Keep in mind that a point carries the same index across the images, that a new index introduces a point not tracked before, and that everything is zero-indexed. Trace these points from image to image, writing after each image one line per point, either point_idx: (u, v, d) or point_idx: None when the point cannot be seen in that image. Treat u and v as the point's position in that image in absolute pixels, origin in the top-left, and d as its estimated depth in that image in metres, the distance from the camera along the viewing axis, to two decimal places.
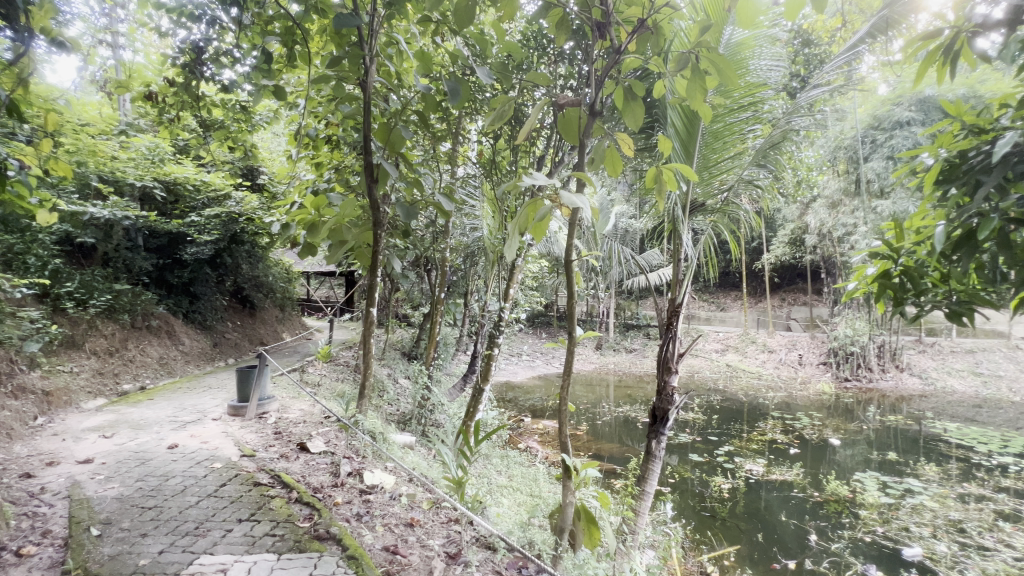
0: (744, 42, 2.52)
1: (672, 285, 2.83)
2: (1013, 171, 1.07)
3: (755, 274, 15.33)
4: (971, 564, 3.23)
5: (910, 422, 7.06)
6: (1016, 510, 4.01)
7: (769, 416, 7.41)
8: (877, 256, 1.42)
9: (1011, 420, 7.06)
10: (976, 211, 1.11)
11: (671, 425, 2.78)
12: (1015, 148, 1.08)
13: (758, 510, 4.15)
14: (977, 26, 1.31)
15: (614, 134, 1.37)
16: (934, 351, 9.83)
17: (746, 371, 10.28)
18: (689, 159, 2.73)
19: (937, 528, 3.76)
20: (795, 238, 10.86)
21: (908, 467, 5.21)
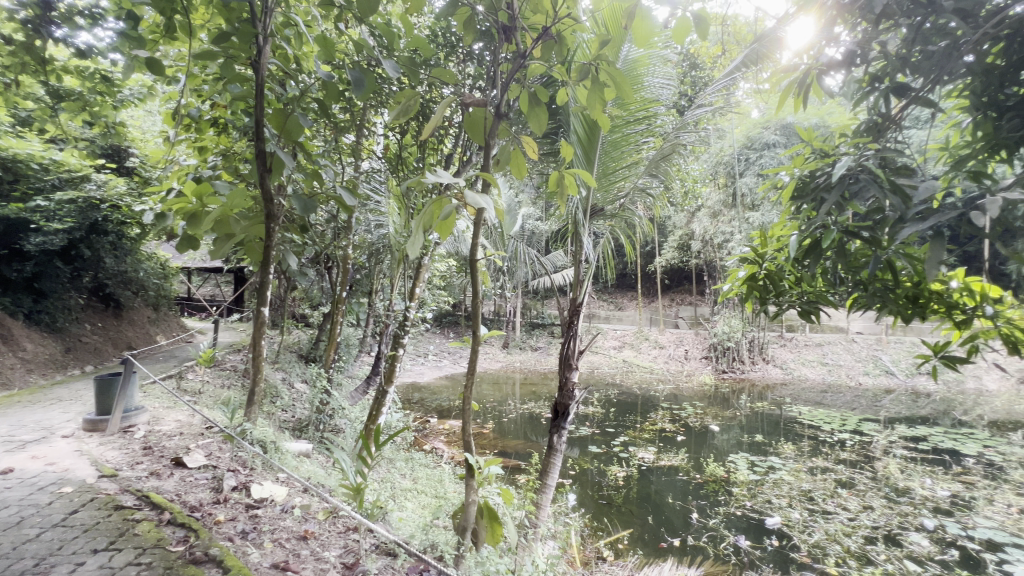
0: (639, 59, 2.71)
1: (574, 285, 2.96)
2: (848, 190, 1.25)
3: (648, 275, 16.55)
4: (817, 527, 3.78)
5: (773, 407, 8.06)
6: (850, 478, 4.76)
7: (659, 407, 8.06)
8: (746, 260, 1.60)
9: (848, 403, 8.34)
10: (821, 223, 1.29)
11: (571, 419, 2.89)
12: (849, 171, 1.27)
13: (649, 494, 4.49)
14: (823, 65, 1.53)
15: (520, 137, 1.40)
16: (792, 345, 11.31)
17: (640, 366, 11.07)
18: (589, 165, 2.88)
19: (792, 498, 4.34)
20: (682, 244, 11.56)
21: (771, 447, 5.95)
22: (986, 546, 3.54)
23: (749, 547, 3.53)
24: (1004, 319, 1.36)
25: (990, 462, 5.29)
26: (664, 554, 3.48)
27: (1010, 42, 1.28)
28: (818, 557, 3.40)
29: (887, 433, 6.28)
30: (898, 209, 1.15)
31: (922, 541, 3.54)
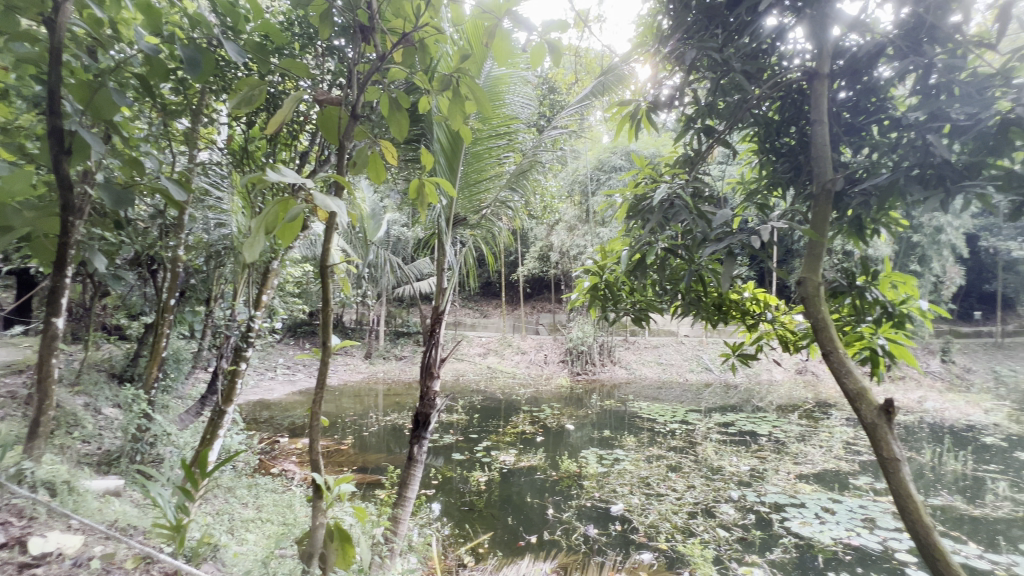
0: (500, 76, 2.80)
1: (436, 293, 2.96)
2: (666, 214, 1.45)
3: (511, 284, 17.24)
4: (652, 508, 4.28)
5: (618, 404, 8.92)
6: (679, 462, 5.47)
7: (520, 410, 8.40)
8: (589, 271, 1.75)
9: (678, 397, 9.60)
10: (647, 240, 1.47)
11: (433, 429, 2.88)
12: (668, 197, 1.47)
13: (510, 496, 4.64)
14: (650, 103, 1.75)
15: (378, 140, 1.35)
16: (635, 347, 12.65)
17: (503, 371, 11.42)
18: (452, 175, 2.91)
19: (632, 485, 4.84)
20: (543, 254, 12.42)
21: (616, 440, 6.58)
22: (774, 508, 4.35)
23: (597, 534, 3.85)
24: (777, 321, 1.71)
25: (777, 438, 6.52)
26: (522, 552, 3.62)
27: (784, 101, 1.61)
28: (653, 535, 3.84)
29: (705, 421, 7.37)
30: (702, 231, 1.36)
31: (729, 510, 4.22)
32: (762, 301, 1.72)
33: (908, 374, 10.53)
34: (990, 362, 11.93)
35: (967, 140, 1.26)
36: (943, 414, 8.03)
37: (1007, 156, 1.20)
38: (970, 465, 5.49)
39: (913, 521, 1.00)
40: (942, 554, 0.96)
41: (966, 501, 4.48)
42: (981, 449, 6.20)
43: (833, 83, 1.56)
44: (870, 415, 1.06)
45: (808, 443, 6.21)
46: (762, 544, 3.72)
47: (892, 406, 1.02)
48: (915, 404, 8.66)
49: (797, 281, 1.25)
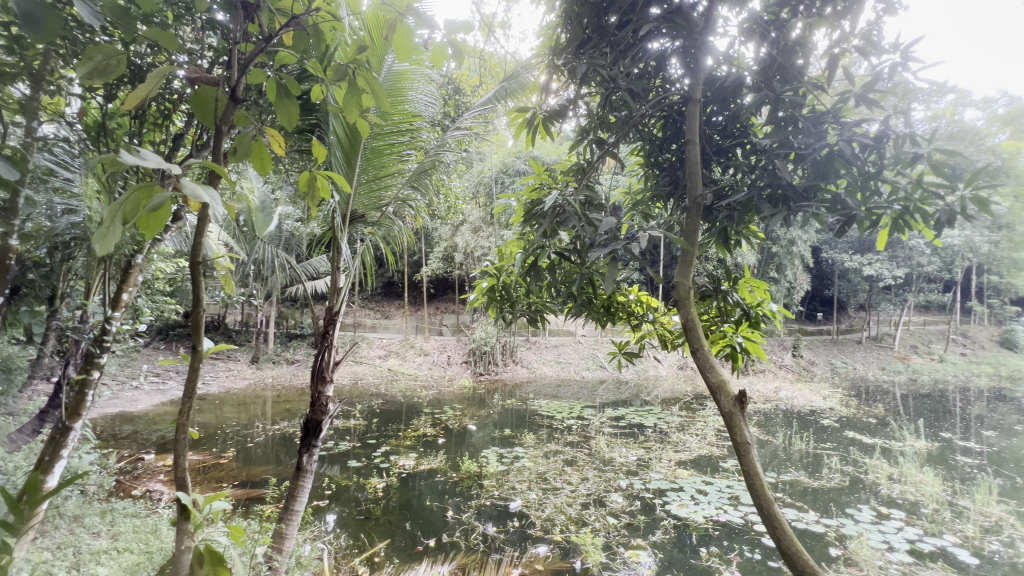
0: (402, 71, 2.72)
1: (330, 293, 2.80)
2: (557, 219, 1.50)
3: (414, 284, 16.91)
4: (548, 502, 4.44)
5: (520, 403, 9.13)
6: (574, 456, 5.75)
7: (422, 412, 8.26)
8: (487, 272, 1.77)
9: (575, 394, 10.07)
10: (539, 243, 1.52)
11: (324, 436, 2.72)
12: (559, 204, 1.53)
13: (408, 501, 4.54)
14: (546, 111, 1.82)
15: (263, 129, 1.23)
16: (536, 347, 13.03)
17: (404, 374, 11.13)
18: (349, 169, 2.78)
19: (530, 480, 4.98)
20: (447, 255, 12.28)
21: (516, 439, 6.72)
22: (656, 493, 4.74)
23: (496, 532, 3.90)
24: (657, 321, 1.87)
25: (660, 430, 7.10)
26: (419, 557, 3.56)
27: (666, 121, 1.76)
28: (548, 528, 3.99)
29: (599, 416, 7.79)
30: (589, 236, 1.45)
31: (618, 499, 4.52)
32: (643, 303, 1.87)
33: (766, 367, 12.06)
34: (827, 356, 14.08)
35: (806, 166, 1.48)
36: (792, 401, 9.31)
37: (834, 182, 1.44)
38: (811, 444, 6.43)
39: (759, 496, 1.13)
40: (778, 524, 1.10)
41: (808, 474, 5.24)
42: (819, 429, 7.28)
43: (707, 107, 1.73)
44: (727, 404, 1.19)
45: (686, 432, 6.85)
46: (646, 527, 4.03)
47: (745, 397, 1.15)
48: (772, 393, 9.94)
49: (671, 284, 1.37)
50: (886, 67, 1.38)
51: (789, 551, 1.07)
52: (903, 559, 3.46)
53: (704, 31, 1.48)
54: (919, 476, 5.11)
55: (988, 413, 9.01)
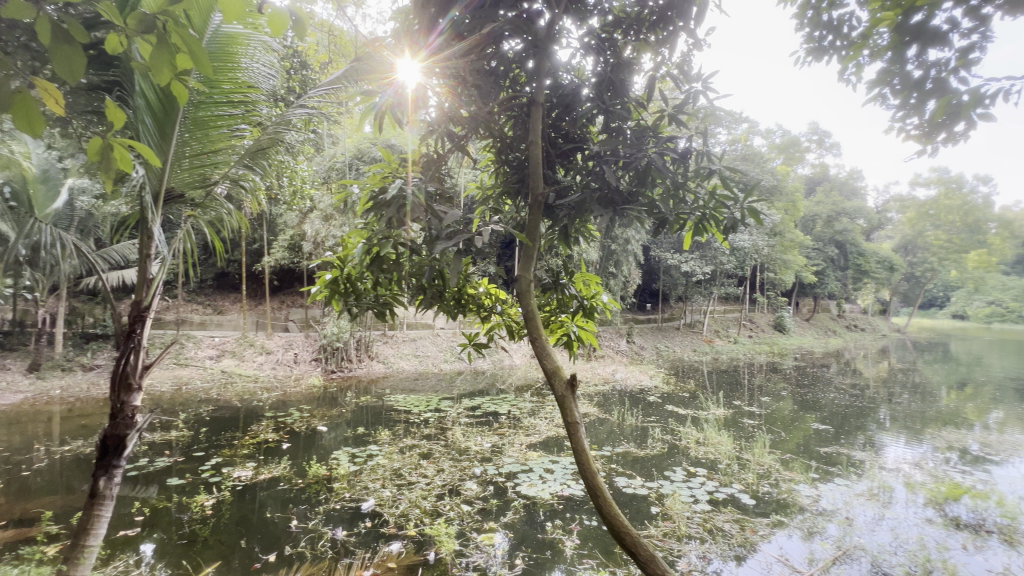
0: (232, 34, 2.38)
1: (137, 284, 2.32)
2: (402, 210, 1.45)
3: (254, 276, 15.16)
4: (402, 499, 4.35)
5: (375, 400, 8.80)
6: (430, 449, 5.73)
7: (263, 417, 7.47)
8: (328, 263, 1.64)
9: (432, 387, 10.04)
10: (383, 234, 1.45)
11: (130, 453, 2.30)
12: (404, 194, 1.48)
13: (245, 516, 4.08)
14: (395, 99, 1.76)
15: (32, 79, 0.95)
16: (393, 341, 12.65)
17: (241, 375, 9.91)
18: (163, 140, 2.36)
19: (384, 478, 4.84)
20: (294, 243, 11.24)
21: (371, 437, 6.46)
22: (508, 476, 4.97)
23: (345, 536, 3.72)
24: (504, 313, 1.96)
25: (514, 416, 7.44)
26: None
27: (515, 122, 1.84)
28: (402, 524, 3.92)
29: (456, 408, 7.88)
30: (435, 229, 1.44)
31: (472, 486, 4.64)
32: (492, 295, 1.94)
33: (605, 353, 13.40)
34: (654, 341, 16.16)
35: (632, 173, 1.67)
36: (625, 381, 10.51)
37: (651, 189, 1.65)
38: (639, 418, 7.33)
39: (585, 469, 1.26)
40: (601, 494, 1.23)
41: (636, 445, 5.98)
42: (646, 405, 8.35)
43: (552, 113, 1.84)
44: (561, 388, 1.29)
45: (537, 416, 7.29)
46: (498, 510, 4.22)
47: (575, 380, 1.26)
48: (610, 375, 11.10)
49: (514, 278, 1.44)
50: (692, 94, 1.63)
51: (608, 514, 1.20)
52: (704, 508, 4.15)
53: (546, 39, 1.57)
54: (717, 438, 6.17)
55: (764, 383, 11.24)
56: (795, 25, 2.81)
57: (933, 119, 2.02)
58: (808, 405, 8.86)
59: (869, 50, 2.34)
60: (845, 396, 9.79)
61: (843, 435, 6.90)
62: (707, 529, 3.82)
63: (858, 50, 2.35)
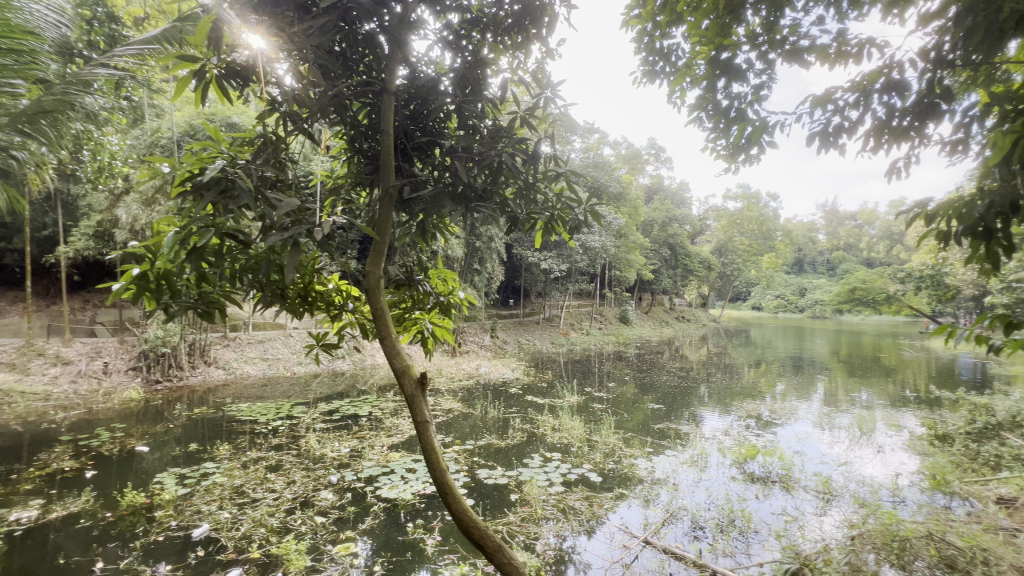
0: None
1: None
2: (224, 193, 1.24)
3: (43, 268, 12.26)
4: (244, 519, 3.89)
5: (213, 411, 7.76)
6: (279, 461, 5.24)
7: (57, 441, 6.09)
8: (131, 255, 1.35)
9: (283, 392, 9.17)
10: (200, 221, 1.24)
11: None
12: (227, 176, 1.27)
13: (28, 568, 3.28)
14: (223, 68, 1.51)
15: None
16: (235, 344, 11.18)
17: (25, 392, 7.95)
18: None
19: (222, 499, 4.28)
20: (102, 230, 9.35)
21: (206, 453, 5.67)
22: (367, 481, 4.76)
23: (171, 571, 3.21)
24: (357, 311, 1.86)
25: (375, 418, 7.14)
26: None
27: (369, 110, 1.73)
28: (244, 547, 3.51)
29: (311, 413, 7.31)
30: (266, 218, 1.27)
31: (328, 495, 4.34)
32: (343, 292, 1.84)
33: (470, 348, 13.59)
34: (517, 335, 16.85)
35: (485, 171, 1.70)
36: (489, 375, 10.77)
37: (502, 188, 1.69)
38: (501, 410, 7.57)
39: (436, 468, 1.25)
40: (451, 490, 1.23)
41: (498, 437, 6.15)
42: (508, 397, 8.66)
43: (408, 104, 1.78)
44: (410, 388, 1.26)
45: (400, 415, 7.10)
46: (356, 517, 4.01)
47: (425, 378, 1.24)
48: (474, 370, 11.29)
49: (363, 273, 1.37)
50: (541, 100, 1.72)
51: (458, 511, 1.21)
52: (558, 490, 4.44)
53: (403, 28, 1.50)
54: (570, 423, 6.66)
55: (611, 370, 12.42)
56: (634, 49, 3.14)
57: (736, 142, 2.41)
58: (646, 388, 10.02)
59: (691, 78, 2.70)
60: (674, 378, 11.28)
61: (672, 412, 7.94)
62: (561, 509, 4.10)
63: (681, 78, 2.71)
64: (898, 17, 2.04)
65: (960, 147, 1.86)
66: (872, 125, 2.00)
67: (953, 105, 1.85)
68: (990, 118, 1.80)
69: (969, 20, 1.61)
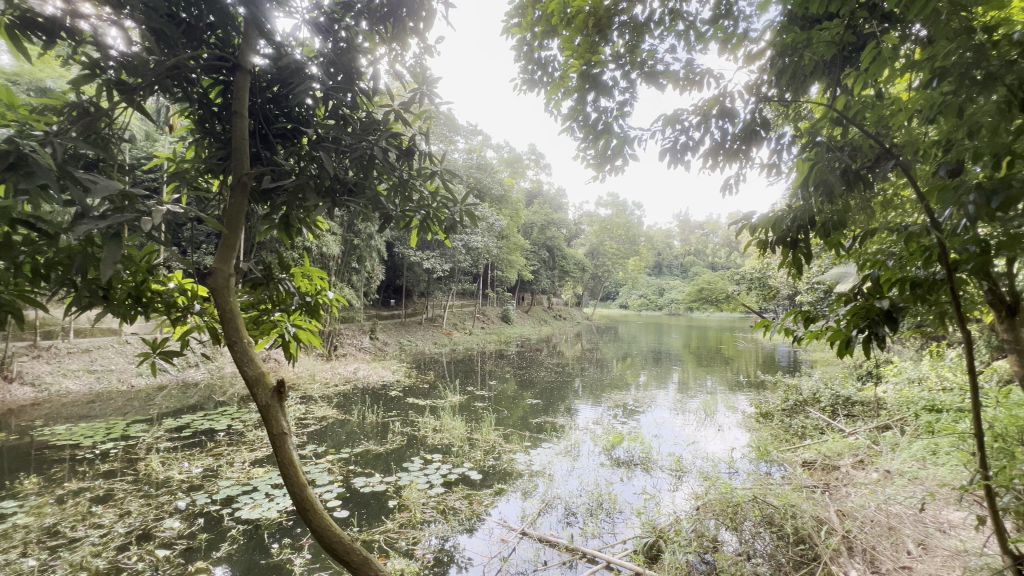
0: None
1: None
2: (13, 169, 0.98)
3: None
4: (58, 564, 3.22)
5: (16, 436, 6.33)
6: (109, 490, 4.44)
7: None
8: None
9: (117, 409, 7.82)
10: None
11: None
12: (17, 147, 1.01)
13: None
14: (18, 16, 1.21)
15: None
16: (49, 354, 9.23)
17: None
18: None
19: (27, 543, 3.50)
20: None
21: (4, 490, 4.59)
22: (224, 503, 4.26)
23: None
24: (205, 313, 1.65)
25: (235, 432, 6.41)
26: None
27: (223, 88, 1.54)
28: None
29: (153, 431, 6.33)
30: (78, 204, 1.04)
31: (174, 524, 3.79)
32: (188, 292, 1.61)
33: (347, 351, 12.88)
34: (398, 336, 16.38)
35: (356, 165, 1.62)
36: (368, 378, 10.31)
37: (374, 183, 1.63)
38: (380, 415, 7.28)
39: (294, 483, 1.18)
40: (311, 506, 1.17)
41: (376, 442, 5.91)
42: (387, 401, 8.37)
43: (272, 85, 1.62)
44: (265, 398, 1.18)
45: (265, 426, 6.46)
46: (209, 545, 3.57)
47: (283, 387, 1.17)
48: (352, 373, 10.73)
49: (208, 271, 1.21)
50: (417, 97, 1.69)
51: (319, 528, 1.16)
52: (438, 491, 4.39)
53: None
54: (452, 423, 6.64)
55: (493, 368, 12.66)
56: (513, 55, 3.23)
57: (603, 153, 2.60)
58: (525, 385, 10.39)
59: (564, 90, 2.85)
60: (551, 374, 11.88)
61: (550, 406, 8.34)
62: (441, 510, 4.06)
63: (556, 88, 2.85)
64: (731, 54, 2.37)
65: (775, 170, 2.21)
66: (710, 146, 2.30)
67: (770, 134, 2.20)
68: (795, 147, 2.18)
69: (781, 64, 1.93)
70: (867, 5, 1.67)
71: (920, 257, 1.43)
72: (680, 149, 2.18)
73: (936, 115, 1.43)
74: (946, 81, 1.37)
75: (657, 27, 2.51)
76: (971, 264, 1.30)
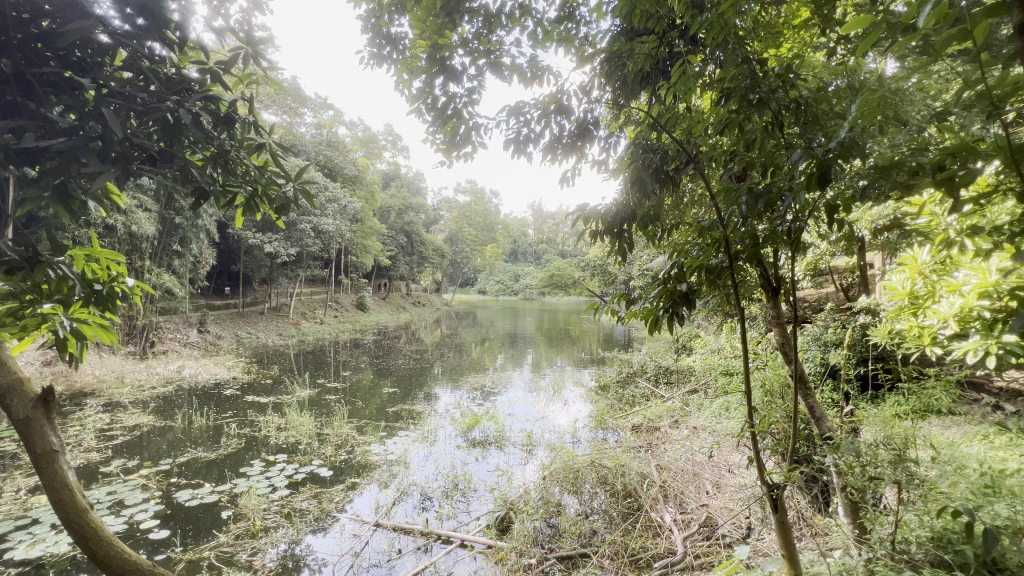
0: None
1: None
2: None
3: None
4: None
5: None
6: None
7: None
8: None
9: None
10: None
11: None
12: None
13: None
14: None
15: None
16: None
17: None
18: None
19: None
20: None
21: None
22: None
23: None
24: None
25: (3, 455, 5.09)
26: None
27: None
28: None
29: None
30: None
31: None
32: None
33: (167, 347, 11.04)
34: (234, 327, 14.55)
35: (160, 128, 1.39)
36: (195, 377, 8.99)
37: (183, 152, 1.41)
38: (211, 417, 6.42)
39: (62, 502, 1.14)
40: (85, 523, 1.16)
41: (206, 449, 5.21)
42: (220, 401, 7.42)
43: (37, 17, 1.29)
44: (24, 409, 1.09)
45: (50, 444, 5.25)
46: None
47: (50, 397, 1.11)
48: (173, 372, 9.22)
49: None
50: (240, 54, 1.49)
51: (96, 547, 1.17)
52: (282, 494, 4.04)
53: None
54: (299, 419, 6.15)
55: (347, 359, 12.00)
56: (361, 26, 3.03)
57: (452, 137, 2.59)
58: (381, 374, 10.04)
59: (414, 69, 2.77)
60: (409, 361, 11.68)
61: (407, 394, 8.20)
62: (285, 514, 3.75)
63: (406, 66, 2.75)
64: (572, 55, 2.54)
65: (605, 166, 2.44)
66: (551, 140, 2.44)
67: (601, 133, 2.42)
68: (621, 146, 2.42)
69: (610, 70, 2.13)
70: (679, 27, 1.92)
71: (712, 249, 1.71)
72: (525, 139, 2.26)
73: (724, 129, 1.71)
74: (732, 100, 1.64)
75: (506, 19, 2.57)
76: (747, 253, 1.58)
